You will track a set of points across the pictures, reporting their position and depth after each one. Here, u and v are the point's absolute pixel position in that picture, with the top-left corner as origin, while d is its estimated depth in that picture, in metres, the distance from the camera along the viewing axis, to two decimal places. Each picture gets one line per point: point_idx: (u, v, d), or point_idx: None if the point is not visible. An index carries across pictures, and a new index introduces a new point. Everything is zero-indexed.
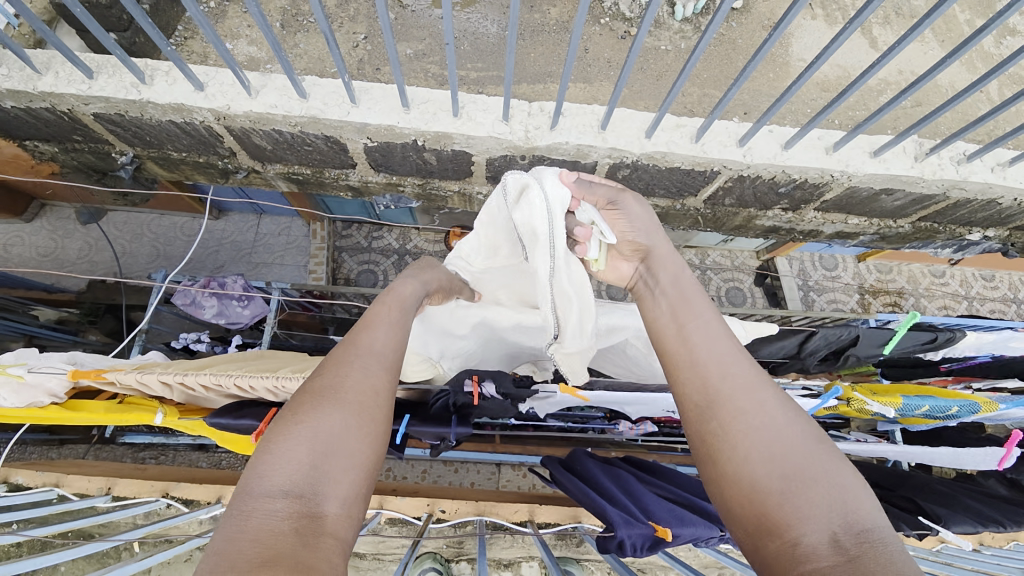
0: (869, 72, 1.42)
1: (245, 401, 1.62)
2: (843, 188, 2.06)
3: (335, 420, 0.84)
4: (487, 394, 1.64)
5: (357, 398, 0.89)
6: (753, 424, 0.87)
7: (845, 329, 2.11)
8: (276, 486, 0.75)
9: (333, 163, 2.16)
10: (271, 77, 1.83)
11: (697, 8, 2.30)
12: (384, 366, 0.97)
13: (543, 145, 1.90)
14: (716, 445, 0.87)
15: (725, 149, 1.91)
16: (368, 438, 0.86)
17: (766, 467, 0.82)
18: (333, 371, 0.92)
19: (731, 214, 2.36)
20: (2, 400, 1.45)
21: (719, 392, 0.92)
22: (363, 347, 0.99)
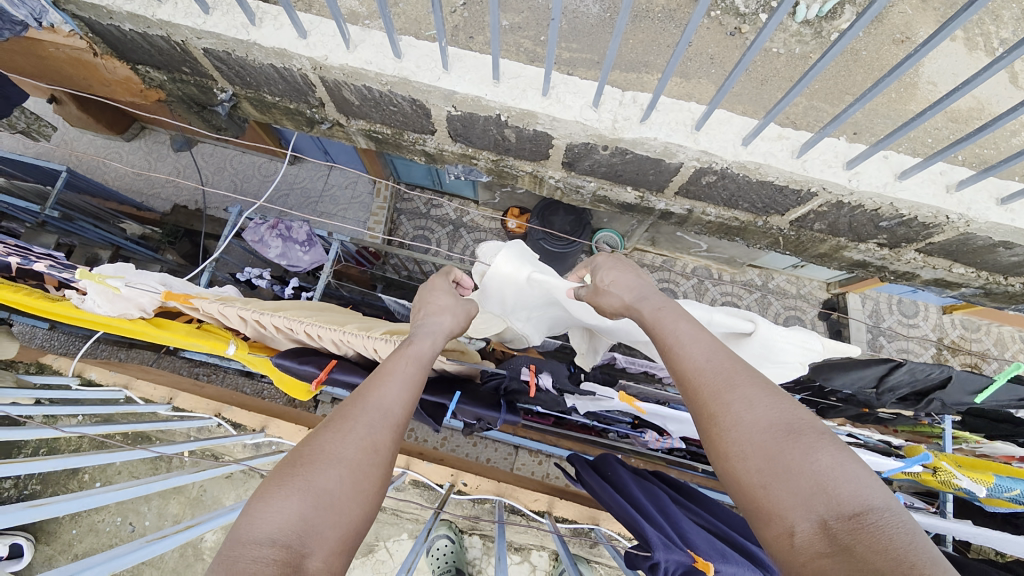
0: (1020, 111, 1.23)
1: (308, 348, 1.70)
2: (955, 233, 1.85)
3: (336, 466, 0.96)
4: (542, 385, 1.67)
5: (357, 448, 1.00)
6: (730, 423, 0.93)
7: (935, 367, 1.88)
8: (265, 534, 0.85)
9: (414, 126, 2.17)
10: (370, 33, 1.85)
11: (822, 10, 2.08)
12: (385, 424, 1.05)
13: (628, 137, 1.81)
14: (709, 432, 0.96)
15: (828, 169, 1.75)
16: (366, 487, 0.97)
17: (745, 465, 0.89)
18: (343, 417, 1.05)
19: (817, 240, 2.18)
20: (99, 305, 1.61)
21: (698, 393, 1.00)
22: (378, 392, 1.12)
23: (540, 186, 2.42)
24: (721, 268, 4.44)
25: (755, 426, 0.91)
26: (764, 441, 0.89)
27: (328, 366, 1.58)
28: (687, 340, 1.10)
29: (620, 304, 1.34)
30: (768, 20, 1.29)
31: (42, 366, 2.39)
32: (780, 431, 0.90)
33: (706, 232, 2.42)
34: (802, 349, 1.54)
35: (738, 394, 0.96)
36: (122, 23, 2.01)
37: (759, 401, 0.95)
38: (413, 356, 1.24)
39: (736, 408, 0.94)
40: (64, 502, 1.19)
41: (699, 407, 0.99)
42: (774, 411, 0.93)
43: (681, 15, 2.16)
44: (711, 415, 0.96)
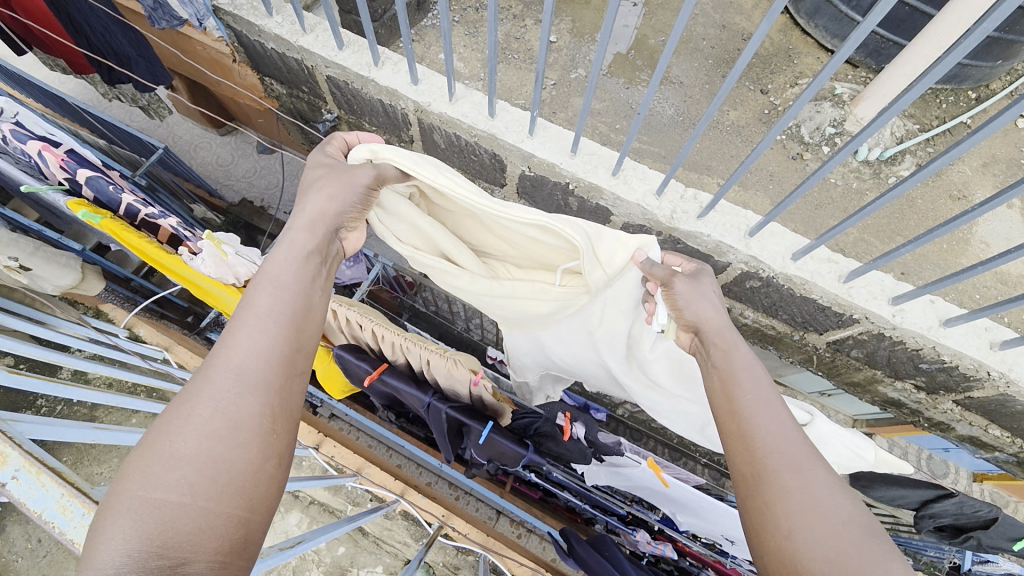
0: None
1: (362, 350, 1.84)
2: (996, 392, 1.82)
3: (185, 473, 0.83)
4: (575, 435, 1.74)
5: (209, 445, 0.86)
6: (801, 503, 0.93)
7: (983, 505, 1.75)
8: (109, 564, 0.73)
9: (486, 176, 2.36)
10: (472, 93, 2.09)
11: (881, 156, 2.25)
12: (242, 388, 0.92)
13: (683, 229, 1.92)
14: (776, 502, 0.95)
15: (873, 300, 1.79)
16: (228, 484, 0.84)
17: (811, 549, 0.89)
18: (174, 425, 0.87)
19: (852, 367, 2.17)
20: (206, 265, 1.77)
21: (767, 465, 1.00)
22: (217, 373, 0.93)
23: None
24: None
25: (834, 515, 0.92)
26: (835, 534, 0.89)
27: (380, 367, 1.71)
28: (772, 406, 1.09)
29: (694, 320, 1.29)
30: (833, 154, 1.41)
31: (96, 312, 2.58)
32: (857, 528, 0.90)
33: (740, 335, 2.43)
34: (853, 453, 1.63)
35: (816, 477, 0.97)
36: (266, 41, 2.35)
37: (836, 491, 0.95)
38: (269, 287, 1.06)
39: (815, 491, 0.95)
40: (124, 433, 1.29)
41: (770, 476, 0.98)
42: (850, 504, 0.94)
43: (749, 132, 2.35)
44: (783, 490, 0.96)
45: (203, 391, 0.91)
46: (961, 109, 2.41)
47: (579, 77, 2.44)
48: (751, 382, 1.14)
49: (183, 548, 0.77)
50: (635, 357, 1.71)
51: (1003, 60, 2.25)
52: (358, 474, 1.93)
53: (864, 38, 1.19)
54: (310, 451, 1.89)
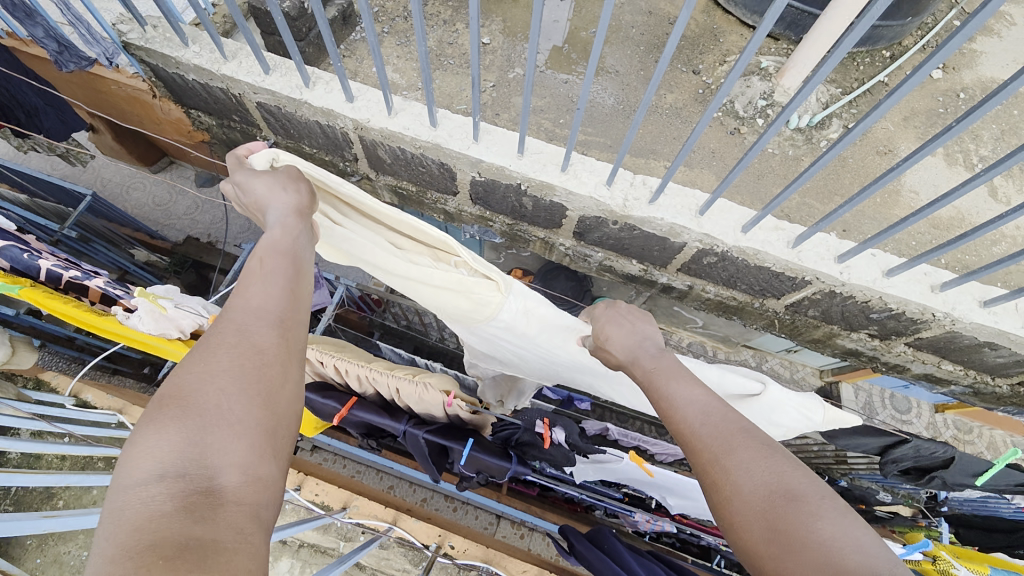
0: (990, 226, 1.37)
1: (327, 385, 1.79)
2: (942, 330, 1.94)
3: (215, 391, 0.84)
4: (555, 440, 1.73)
5: (234, 367, 0.88)
6: (729, 491, 0.90)
7: (940, 447, 1.86)
8: (149, 472, 0.74)
9: (438, 186, 2.31)
10: (411, 104, 2.05)
11: (812, 122, 2.36)
12: (262, 323, 0.97)
13: (637, 215, 1.95)
14: (708, 498, 0.92)
15: (821, 261, 1.88)
16: (257, 401, 0.85)
17: (751, 535, 0.85)
18: (199, 353, 0.89)
19: (811, 326, 2.26)
20: (144, 323, 1.70)
21: (694, 465, 0.98)
22: (234, 314, 0.97)
23: (549, 252, 2.51)
24: (716, 346, 4.51)
25: (757, 493, 0.87)
26: (762, 511, 0.85)
27: (349, 402, 1.68)
28: (682, 401, 1.07)
29: (623, 352, 1.34)
30: (768, 126, 1.46)
31: (35, 383, 2.38)
32: (779, 497, 0.85)
33: (705, 309, 2.50)
34: (802, 416, 1.70)
35: (737, 459, 0.93)
36: (186, 72, 2.23)
37: (757, 465, 0.91)
38: (271, 249, 1.14)
39: (737, 476, 0.90)
40: (74, 516, 1.25)
41: (698, 476, 0.95)
42: (779, 470, 0.90)
43: (688, 113, 2.42)
44: (712, 485, 0.92)
45: (226, 327, 0.94)
46: (878, 69, 2.56)
47: (517, 76, 2.45)
48: (659, 389, 1.15)
49: (216, 459, 0.77)
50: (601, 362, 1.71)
51: (911, 18, 2.40)
52: (345, 509, 1.88)
53: (782, 11, 1.24)
54: (292, 493, 1.82)
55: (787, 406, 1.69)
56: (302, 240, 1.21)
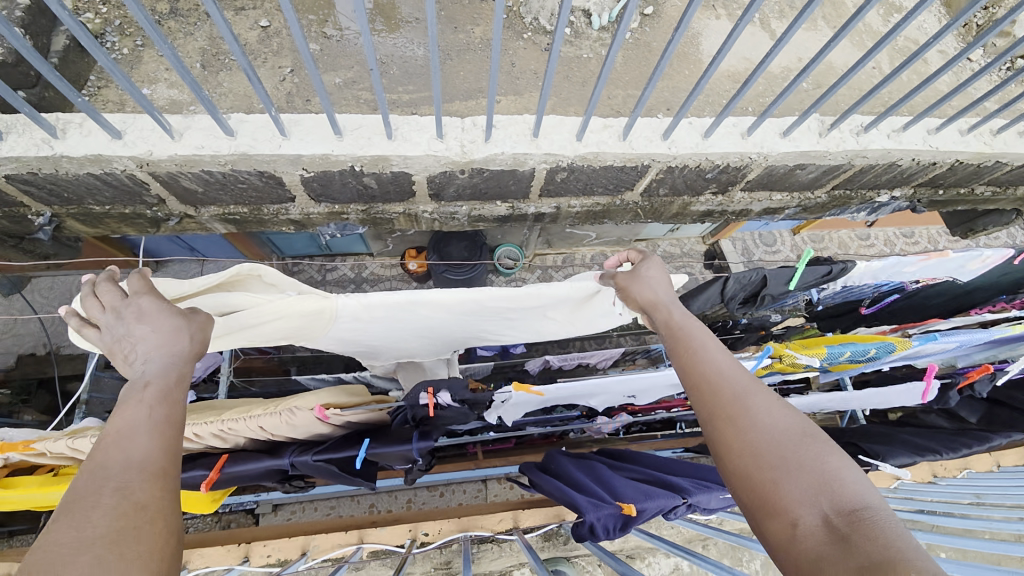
0: (767, 59, 1.52)
1: (192, 455, 1.71)
2: (762, 168, 2.22)
3: (85, 560, 0.77)
4: (442, 403, 1.56)
5: (114, 528, 0.82)
6: (748, 425, 1.11)
7: (752, 274, 2.00)
8: None
9: (270, 198, 2.08)
10: (194, 119, 1.78)
11: (611, 17, 2.46)
12: (146, 474, 0.91)
13: (479, 157, 1.94)
14: (727, 428, 1.12)
15: (651, 143, 2.02)
16: (141, 562, 0.81)
17: (759, 462, 1.05)
18: (69, 518, 0.82)
19: (668, 203, 2.46)
20: None
21: (716, 402, 1.17)
22: (115, 468, 0.90)
23: (417, 223, 2.42)
24: (615, 250, 4.84)
25: (775, 429, 1.09)
26: (777, 444, 1.06)
27: (218, 463, 1.59)
28: (713, 351, 1.28)
29: (647, 300, 1.46)
30: (555, 26, 1.32)
31: None
32: (798, 435, 1.08)
33: (579, 222, 2.61)
34: None
35: (759, 402, 1.15)
36: None
37: (776, 408, 1.14)
38: (156, 388, 1.06)
39: (757, 414, 1.12)
40: None
41: (719, 409, 1.16)
42: (789, 418, 1.12)
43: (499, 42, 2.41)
44: (732, 416, 1.13)
45: (106, 482, 0.88)
46: None
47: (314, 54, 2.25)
48: (678, 336, 1.34)
49: None
50: (461, 313, 1.60)
51: None
52: (306, 554, 1.79)
53: None
54: (240, 567, 1.70)
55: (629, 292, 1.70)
56: (187, 362, 1.14)
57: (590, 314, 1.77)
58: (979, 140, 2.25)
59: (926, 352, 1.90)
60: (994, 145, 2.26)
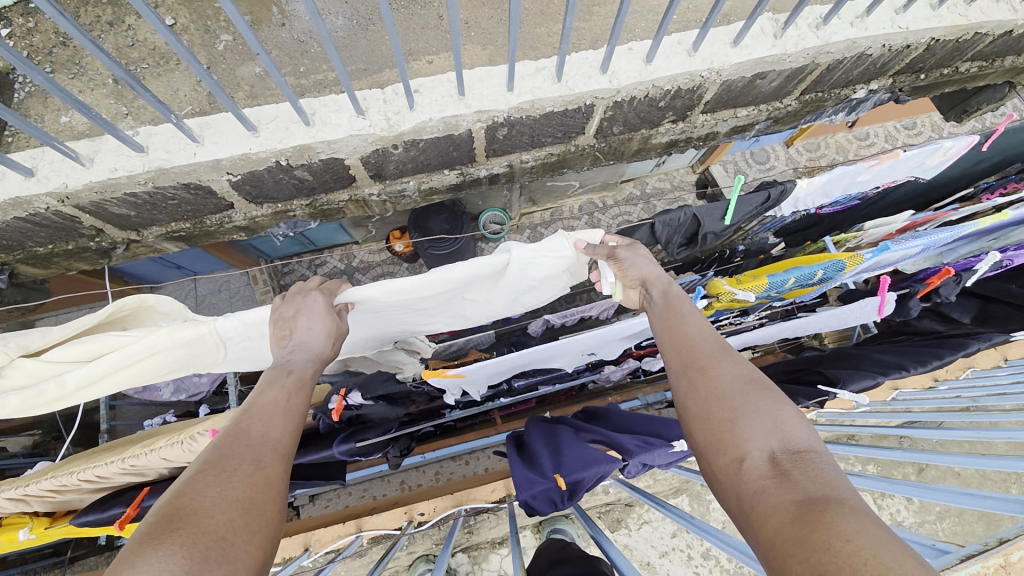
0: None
1: (113, 491, 1.76)
2: (718, 85, 2.04)
3: (221, 515, 0.89)
4: (353, 402, 1.92)
5: (246, 493, 0.95)
6: (715, 375, 1.12)
7: (680, 212, 1.75)
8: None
9: (208, 209, 2.00)
10: (102, 141, 1.69)
11: None
12: (274, 456, 1.06)
13: (408, 128, 1.81)
14: (695, 377, 1.14)
15: (590, 80, 1.87)
16: (258, 533, 0.92)
17: (719, 405, 1.06)
18: (214, 474, 0.97)
19: (626, 141, 2.31)
20: None
21: (690, 357, 1.19)
22: (251, 442, 1.06)
23: (369, 207, 2.32)
24: (600, 196, 4.65)
25: (737, 378, 1.10)
26: (737, 391, 1.07)
27: (135, 500, 1.64)
28: (692, 318, 1.30)
29: (638, 275, 1.46)
30: None
31: None
32: (758, 384, 1.08)
33: (539, 177, 2.47)
34: (555, 257, 1.53)
35: (727, 358, 1.16)
36: None
37: (741, 364, 1.14)
38: (295, 381, 1.25)
39: (722, 367, 1.13)
40: None
41: (691, 362, 1.18)
42: (752, 371, 1.11)
43: None
44: (701, 368, 1.15)
45: (245, 451, 1.04)
46: None
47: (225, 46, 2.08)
48: (665, 305, 1.37)
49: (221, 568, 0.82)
50: (365, 308, 1.53)
51: None
52: (308, 549, 1.84)
53: None
54: None
55: (529, 268, 1.54)
56: (321, 362, 1.32)
57: (499, 288, 1.62)
58: (954, 12, 2.03)
59: (888, 262, 1.78)
60: (970, 15, 2.05)
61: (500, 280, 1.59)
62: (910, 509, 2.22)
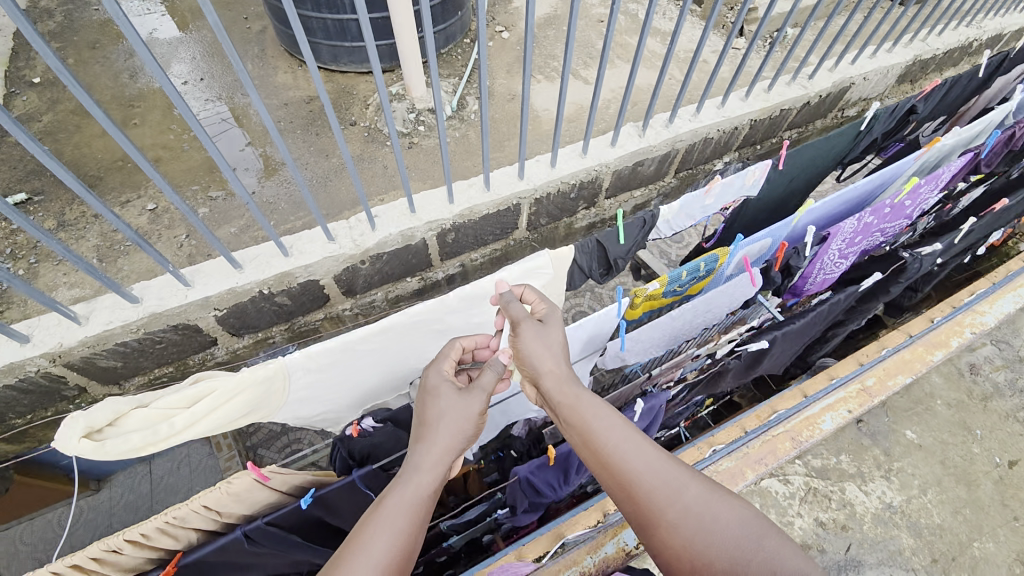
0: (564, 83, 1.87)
1: None
2: (611, 175, 2.62)
3: (384, 556, 1.07)
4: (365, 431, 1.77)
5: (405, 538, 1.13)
6: (686, 525, 1.13)
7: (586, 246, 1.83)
8: None
9: (192, 349, 2.15)
10: (97, 301, 1.90)
11: (454, 106, 2.91)
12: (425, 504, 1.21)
13: (373, 244, 2.17)
14: (666, 530, 1.14)
15: (512, 185, 2.38)
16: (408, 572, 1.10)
17: (707, 557, 1.09)
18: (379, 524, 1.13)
19: (554, 228, 2.79)
20: None
21: (647, 505, 1.18)
22: (406, 492, 1.20)
23: (343, 324, 2.55)
24: None
25: (711, 521, 1.13)
26: (720, 535, 1.11)
27: None
28: (629, 451, 1.24)
29: (537, 371, 1.43)
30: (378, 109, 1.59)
31: None
32: (736, 524, 1.12)
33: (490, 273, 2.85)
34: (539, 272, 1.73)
35: (688, 494, 1.17)
36: None
37: (705, 497, 1.17)
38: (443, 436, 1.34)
39: (692, 506, 1.15)
40: None
41: (655, 512, 1.16)
42: (725, 506, 1.15)
43: (369, 155, 2.79)
44: (669, 519, 1.15)
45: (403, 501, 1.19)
46: (468, 56, 3.35)
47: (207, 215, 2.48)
48: (585, 439, 1.31)
49: None
50: (370, 349, 1.60)
51: (455, 16, 3.24)
52: None
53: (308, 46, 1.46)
54: None
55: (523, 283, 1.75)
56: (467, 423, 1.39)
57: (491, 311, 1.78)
58: (757, 101, 2.85)
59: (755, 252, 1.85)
60: (769, 101, 2.86)
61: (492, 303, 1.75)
62: (894, 489, 2.33)
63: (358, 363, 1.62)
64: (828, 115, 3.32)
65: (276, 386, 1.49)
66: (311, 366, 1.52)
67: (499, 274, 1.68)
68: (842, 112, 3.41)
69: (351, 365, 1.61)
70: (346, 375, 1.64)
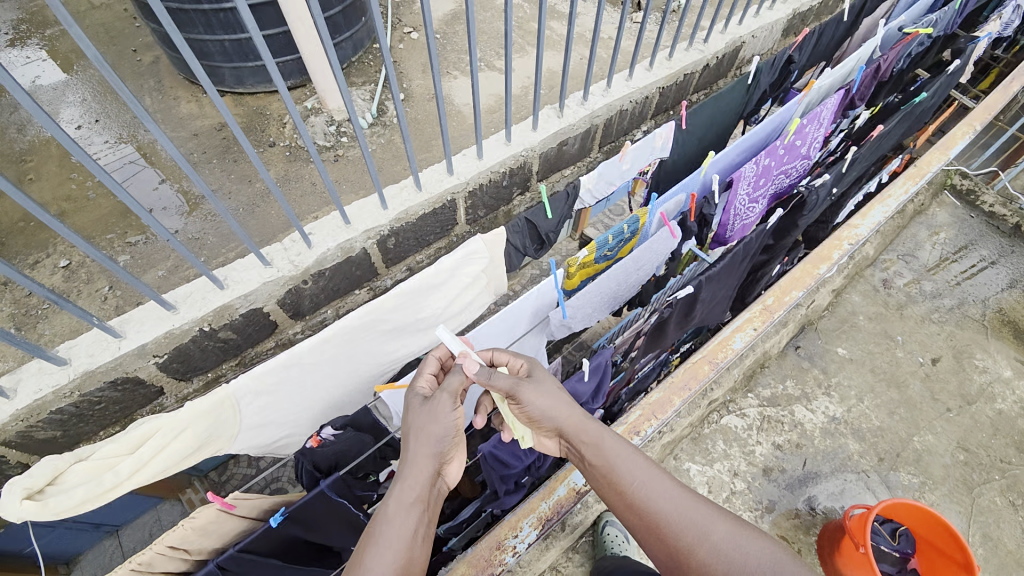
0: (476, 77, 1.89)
1: None
2: (539, 158, 2.69)
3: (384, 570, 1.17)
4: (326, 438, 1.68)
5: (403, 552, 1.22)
6: (717, 564, 1.22)
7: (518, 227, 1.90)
8: None
9: (139, 402, 2.05)
10: (21, 371, 1.77)
11: (375, 113, 2.88)
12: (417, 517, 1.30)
13: (311, 263, 2.14)
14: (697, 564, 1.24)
15: (443, 181, 2.40)
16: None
17: None
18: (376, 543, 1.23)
19: (495, 218, 2.84)
20: None
21: (680, 543, 1.27)
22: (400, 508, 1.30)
23: None
24: None
25: (743, 561, 1.21)
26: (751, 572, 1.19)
27: None
28: (654, 492, 1.35)
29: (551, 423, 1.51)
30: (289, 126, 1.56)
31: None
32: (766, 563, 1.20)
33: None
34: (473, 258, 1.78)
35: (717, 534, 1.26)
36: None
37: (734, 536, 1.25)
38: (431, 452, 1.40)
39: (722, 545, 1.24)
40: None
41: (686, 549, 1.26)
42: (753, 544, 1.24)
43: (294, 174, 2.72)
44: (699, 556, 1.24)
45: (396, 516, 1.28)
46: (380, 61, 3.32)
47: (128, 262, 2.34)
48: (609, 477, 1.43)
49: None
50: (318, 361, 1.61)
51: (359, 22, 3.19)
52: None
53: (202, 74, 1.40)
54: None
55: (459, 271, 1.79)
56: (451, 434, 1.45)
57: (435, 304, 1.81)
58: (662, 69, 3.01)
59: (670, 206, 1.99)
60: (673, 68, 3.02)
61: (435, 296, 1.79)
62: (835, 403, 2.57)
63: (308, 376, 1.63)
64: (729, 73, 3.54)
65: (221, 416, 1.48)
66: (258, 387, 1.52)
67: (435, 266, 1.72)
68: (742, 68, 3.64)
69: (303, 380, 1.62)
70: (299, 390, 1.64)
